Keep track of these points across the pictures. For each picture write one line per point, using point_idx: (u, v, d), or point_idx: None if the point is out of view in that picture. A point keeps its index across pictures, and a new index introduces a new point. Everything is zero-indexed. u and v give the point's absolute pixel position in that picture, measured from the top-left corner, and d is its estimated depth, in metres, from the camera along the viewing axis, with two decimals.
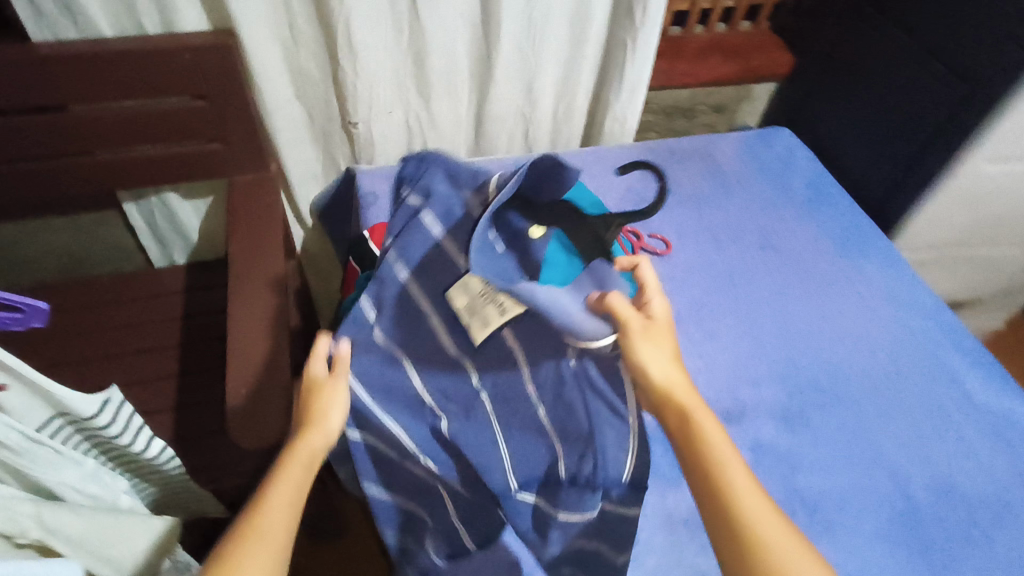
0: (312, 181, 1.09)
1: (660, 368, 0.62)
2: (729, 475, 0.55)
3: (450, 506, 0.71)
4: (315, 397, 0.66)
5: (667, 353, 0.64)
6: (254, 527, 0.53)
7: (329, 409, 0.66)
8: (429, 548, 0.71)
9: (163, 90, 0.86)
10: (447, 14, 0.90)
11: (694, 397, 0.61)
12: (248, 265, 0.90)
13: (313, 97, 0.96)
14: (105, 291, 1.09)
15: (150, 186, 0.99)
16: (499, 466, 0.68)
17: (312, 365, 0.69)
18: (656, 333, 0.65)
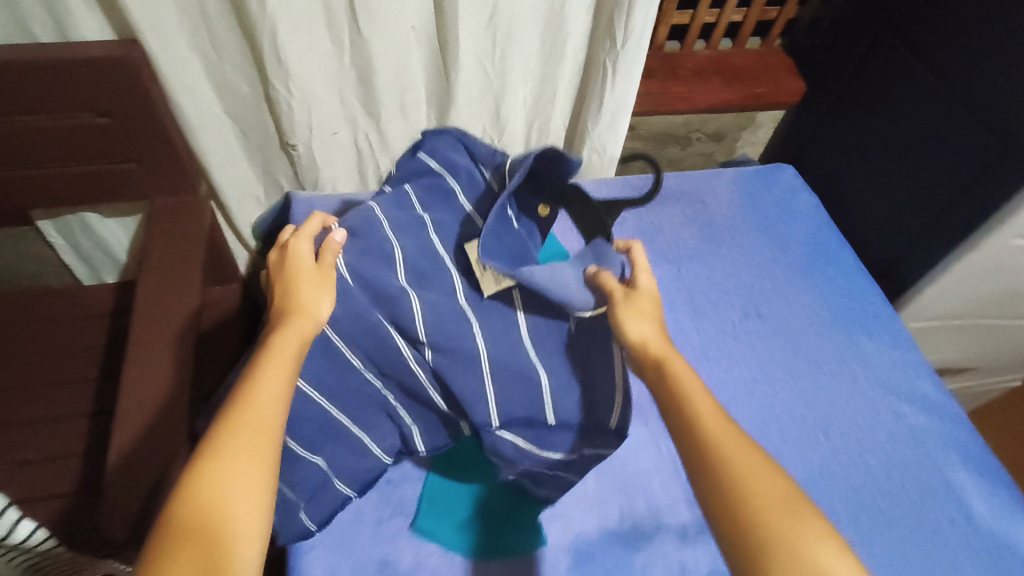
0: (252, 202, 0.97)
1: (638, 327, 0.63)
2: (696, 404, 0.55)
3: (407, 411, 0.68)
4: (299, 279, 0.63)
5: (649, 313, 0.64)
6: (243, 415, 0.51)
7: (315, 291, 0.62)
8: (378, 451, 0.66)
9: (61, 105, 0.74)
10: (395, 26, 0.77)
11: (667, 344, 0.62)
12: (157, 313, 0.81)
13: (245, 115, 0.84)
14: (20, 314, 0.98)
15: (61, 207, 0.88)
16: (481, 399, 0.64)
17: (297, 249, 0.64)
18: (641, 298, 0.66)
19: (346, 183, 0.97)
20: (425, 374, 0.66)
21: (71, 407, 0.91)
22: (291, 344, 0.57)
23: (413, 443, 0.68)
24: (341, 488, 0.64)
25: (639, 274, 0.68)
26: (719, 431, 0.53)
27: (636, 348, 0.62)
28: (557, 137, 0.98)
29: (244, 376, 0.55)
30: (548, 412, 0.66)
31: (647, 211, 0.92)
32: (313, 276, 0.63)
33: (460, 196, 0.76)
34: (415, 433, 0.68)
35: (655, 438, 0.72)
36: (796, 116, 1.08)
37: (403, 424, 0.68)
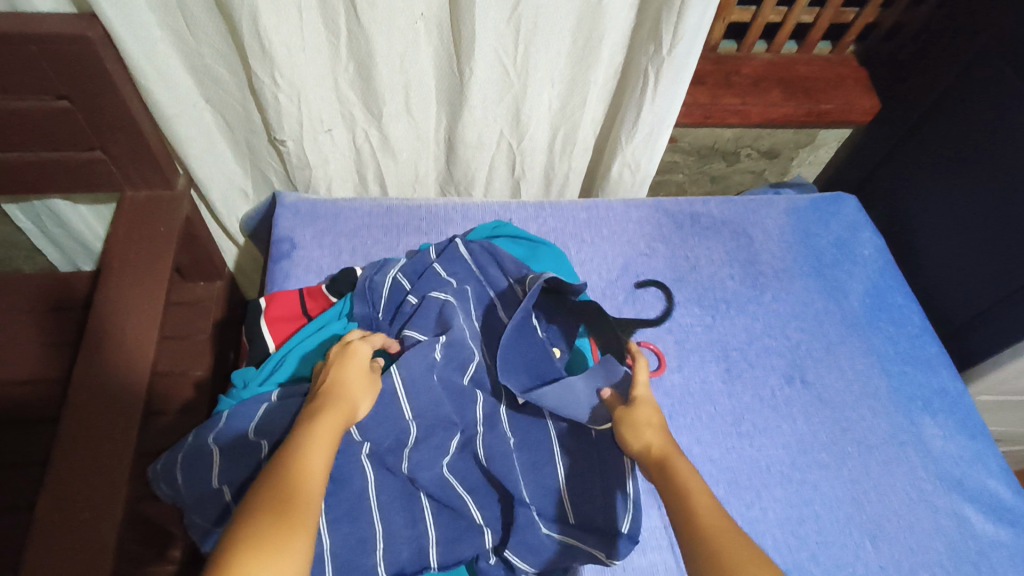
0: (239, 197, 0.87)
1: (631, 435, 0.52)
2: (688, 483, 0.46)
3: (427, 509, 0.53)
4: (352, 370, 0.52)
5: (650, 421, 0.53)
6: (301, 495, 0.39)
7: (361, 387, 0.51)
8: (381, 554, 0.50)
9: (13, 87, 0.65)
10: (396, 10, 0.66)
11: (670, 437, 0.52)
12: (118, 319, 0.73)
13: (228, 103, 0.75)
14: None
15: (25, 194, 0.79)
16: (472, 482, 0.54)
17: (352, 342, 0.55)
18: (639, 408, 0.54)
19: (343, 184, 0.86)
20: (454, 447, 0.55)
21: (23, 412, 0.79)
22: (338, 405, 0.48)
23: (425, 553, 0.51)
24: None
25: (638, 383, 0.57)
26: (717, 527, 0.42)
27: (638, 453, 0.51)
28: (585, 146, 0.86)
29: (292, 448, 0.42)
30: (568, 508, 0.54)
31: (681, 241, 0.80)
32: (363, 372, 0.52)
33: (478, 273, 0.65)
34: (432, 539, 0.52)
35: (668, 528, 0.59)
36: (863, 139, 0.94)
37: (416, 524, 0.52)
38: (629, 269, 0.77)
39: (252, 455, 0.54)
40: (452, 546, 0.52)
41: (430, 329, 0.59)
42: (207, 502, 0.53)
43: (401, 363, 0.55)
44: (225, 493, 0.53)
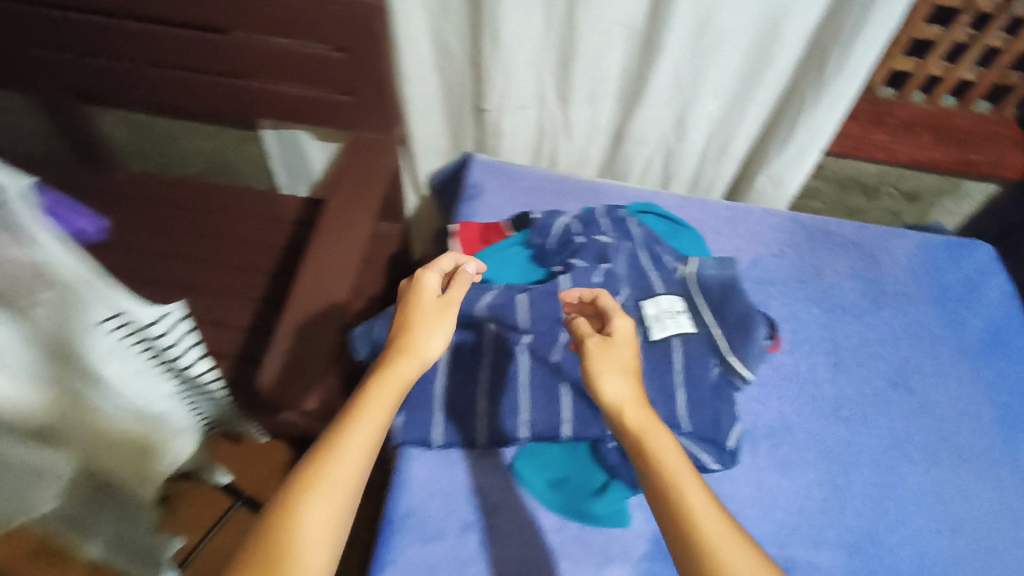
0: (435, 152, 1.07)
1: (613, 383, 0.53)
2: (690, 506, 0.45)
3: (566, 396, 0.66)
4: (420, 316, 0.58)
5: (627, 365, 0.55)
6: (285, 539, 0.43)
7: (429, 334, 0.57)
8: (522, 417, 0.66)
9: (308, 35, 0.87)
10: (605, 14, 0.80)
11: (640, 390, 0.53)
12: (337, 220, 0.91)
13: (453, 74, 0.94)
14: (219, 196, 1.13)
15: (285, 121, 1.03)
16: None
17: (425, 278, 0.62)
18: (614, 349, 0.56)
19: (522, 155, 1.03)
20: None
21: (245, 290, 1.01)
22: (375, 408, 0.51)
23: (557, 428, 0.65)
24: (478, 430, 0.66)
25: (616, 319, 0.58)
26: (711, 529, 0.45)
27: (608, 404, 0.52)
28: (734, 157, 0.97)
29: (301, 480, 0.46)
30: (685, 421, 0.65)
31: (812, 250, 0.88)
32: (435, 316, 0.59)
33: (639, 234, 0.78)
34: (565, 418, 0.65)
35: (760, 472, 0.67)
36: (1010, 197, 0.98)
37: (555, 406, 0.66)
38: (759, 260, 0.86)
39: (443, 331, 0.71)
40: (581, 427, 0.65)
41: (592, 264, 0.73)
42: None
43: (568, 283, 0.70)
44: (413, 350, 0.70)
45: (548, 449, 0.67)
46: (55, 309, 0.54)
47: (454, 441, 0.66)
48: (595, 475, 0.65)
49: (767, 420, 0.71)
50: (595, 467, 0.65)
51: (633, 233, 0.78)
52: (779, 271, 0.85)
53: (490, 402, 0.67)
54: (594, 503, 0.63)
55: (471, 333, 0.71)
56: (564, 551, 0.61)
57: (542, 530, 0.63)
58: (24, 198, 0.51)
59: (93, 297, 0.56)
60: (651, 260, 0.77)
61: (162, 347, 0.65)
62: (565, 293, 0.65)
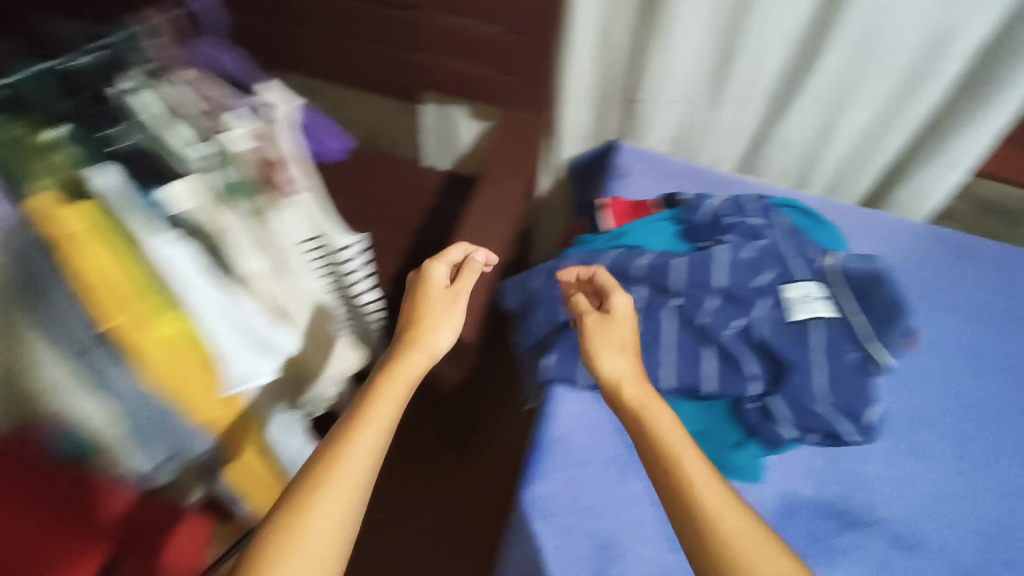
0: (577, 139, 1.14)
1: (611, 359, 0.63)
2: (686, 466, 0.52)
3: (712, 356, 0.72)
4: (430, 311, 0.68)
5: (624, 343, 0.65)
6: (298, 525, 0.48)
7: (437, 327, 0.67)
8: (667, 370, 0.72)
9: (490, 20, 0.95)
10: (776, 18, 0.85)
11: (637, 367, 0.63)
12: (493, 188, 0.99)
13: (612, 66, 1.00)
14: (372, 163, 1.24)
15: (445, 96, 1.12)
16: (749, 355, 0.71)
17: (433, 270, 0.72)
18: (612, 325, 0.67)
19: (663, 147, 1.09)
20: (739, 330, 0.73)
21: (394, 246, 1.11)
22: (376, 413, 0.57)
23: (700, 383, 0.71)
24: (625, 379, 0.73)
25: (614, 295, 0.69)
26: (708, 486, 0.51)
27: (608, 375, 0.62)
28: (876, 168, 0.99)
29: (308, 476, 0.51)
30: (827, 397, 0.68)
31: (952, 261, 0.89)
32: (442, 312, 0.69)
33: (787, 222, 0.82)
34: (710, 376, 0.71)
35: (892, 456, 0.71)
36: None
37: (701, 364, 0.71)
38: (897, 264, 0.88)
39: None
40: (725, 385, 0.70)
41: (744, 242, 0.77)
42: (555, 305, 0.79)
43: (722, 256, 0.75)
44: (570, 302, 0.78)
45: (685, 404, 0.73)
46: (287, 219, 0.69)
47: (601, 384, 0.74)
48: (729, 433, 0.70)
49: (900, 411, 0.74)
50: (733, 424, 0.71)
51: (783, 220, 0.82)
52: (918, 277, 0.87)
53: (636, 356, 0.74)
54: (730, 456, 0.68)
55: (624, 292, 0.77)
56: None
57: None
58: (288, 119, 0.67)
59: (308, 215, 0.71)
60: (797, 245, 0.80)
61: (343, 274, 0.77)
62: (562, 275, 0.76)
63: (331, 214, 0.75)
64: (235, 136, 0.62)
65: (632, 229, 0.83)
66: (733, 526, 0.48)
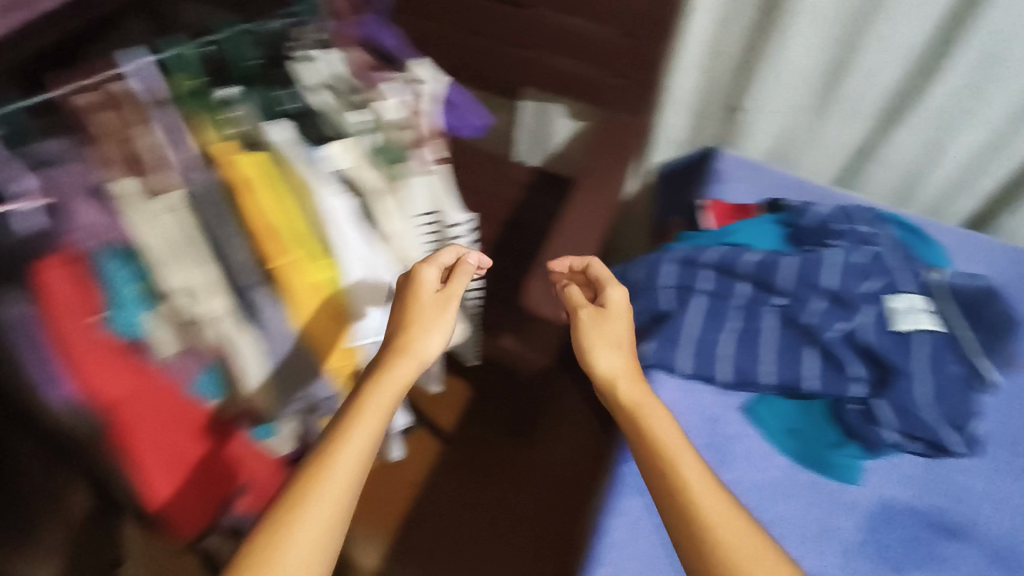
0: (672, 145, 1.16)
1: (609, 359, 0.66)
2: (687, 483, 0.55)
3: (814, 355, 0.74)
4: (420, 316, 0.63)
5: (619, 338, 0.68)
6: (274, 553, 0.47)
7: (426, 331, 0.62)
8: (767, 365, 0.75)
9: (606, 22, 1.00)
10: (893, 37, 0.87)
11: (633, 371, 0.66)
12: (594, 183, 1.01)
13: (719, 75, 1.03)
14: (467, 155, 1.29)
15: (548, 93, 1.16)
16: (851, 359, 0.73)
17: (423, 272, 0.64)
18: (609, 320, 0.69)
19: (760, 157, 1.11)
20: (841, 335, 0.74)
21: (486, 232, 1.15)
22: (356, 430, 0.54)
23: (800, 381, 0.73)
24: (724, 371, 0.76)
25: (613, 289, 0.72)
26: (706, 491, 0.55)
27: (604, 370, 0.66)
28: (982, 191, 0.99)
29: (286, 498, 0.50)
30: (929, 408, 0.69)
31: None
32: (433, 316, 0.63)
33: (896, 234, 0.84)
34: (811, 376, 0.73)
35: (995, 476, 0.70)
36: None
37: (802, 366, 0.74)
38: (1007, 288, 0.86)
39: (701, 280, 0.81)
40: (827, 383, 0.72)
41: (851, 248, 0.79)
42: (656, 297, 0.82)
43: (829, 261, 0.77)
44: (675, 294, 0.82)
45: (782, 402, 0.75)
46: (414, 188, 0.70)
47: (700, 373, 0.77)
48: (828, 432, 0.72)
49: (1003, 432, 0.73)
50: (830, 423, 0.73)
51: (892, 231, 0.83)
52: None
53: (736, 352, 0.77)
54: (829, 455, 0.71)
55: (727, 287, 0.81)
56: (797, 491, 0.69)
57: (774, 466, 0.71)
58: (432, 92, 0.71)
59: (432, 189, 0.71)
60: (904, 259, 0.80)
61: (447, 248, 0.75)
62: (554, 265, 0.77)
63: (450, 195, 0.73)
64: (388, 104, 0.66)
65: (738, 228, 0.86)
66: (733, 543, 0.51)
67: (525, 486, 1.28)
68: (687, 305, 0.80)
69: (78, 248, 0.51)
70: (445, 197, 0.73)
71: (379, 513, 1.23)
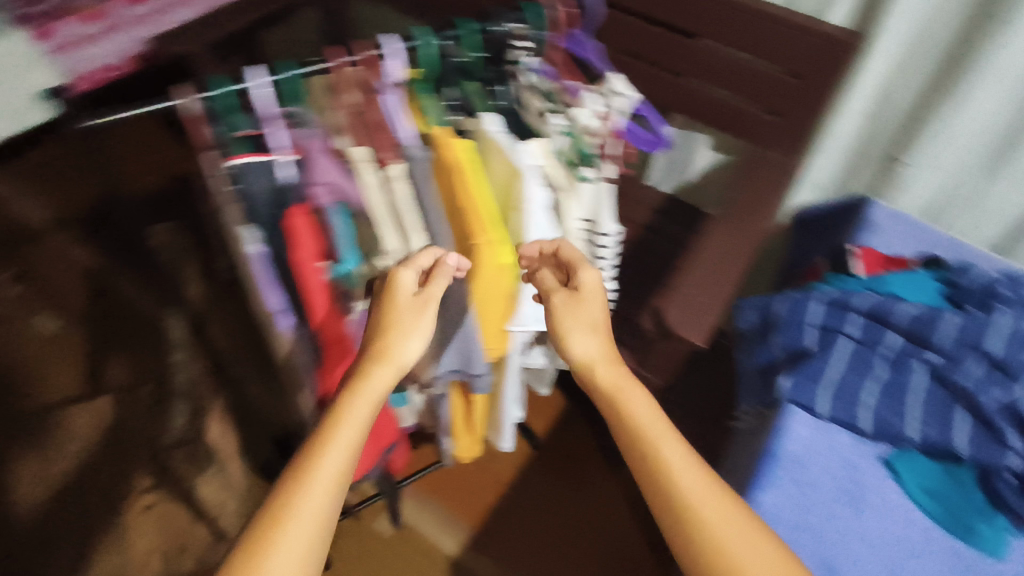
0: (817, 190, 1.18)
1: (584, 344, 0.62)
2: (675, 478, 0.52)
3: (968, 421, 0.72)
4: (396, 319, 0.60)
5: (594, 322, 0.64)
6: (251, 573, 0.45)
7: (406, 335, 0.60)
8: (913, 420, 0.74)
9: (774, 60, 1.02)
10: None
11: (612, 362, 0.61)
12: (745, 213, 1.03)
13: (883, 124, 1.05)
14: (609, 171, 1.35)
15: (697, 122, 1.18)
16: (1011, 430, 0.69)
17: (400, 275, 0.60)
18: (583, 302, 0.64)
19: (915, 211, 1.11)
20: (1002, 405, 0.71)
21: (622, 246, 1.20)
22: (324, 440, 0.52)
23: (953, 444, 0.71)
24: (866, 420, 0.76)
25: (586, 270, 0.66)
26: (695, 488, 0.52)
27: (582, 359, 0.62)
28: None
29: (260, 518, 0.48)
30: None
31: None
32: (411, 318, 0.60)
33: None
34: (964, 441, 0.70)
35: None
36: None
37: (955, 429, 0.71)
38: None
39: (850, 325, 0.80)
40: (980, 450, 0.70)
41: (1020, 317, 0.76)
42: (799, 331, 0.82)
43: (998, 328, 0.75)
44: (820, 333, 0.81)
45: (921, 461, 0.74)
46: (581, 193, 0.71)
47: (839, 416, 0.77)
48: (973, 495, 0.70)
49: None
50: (976, 491, 0.70)
51: None
52: None
53: (877, 405, 0.76)
54: (975, 521, 0.69)
55: (877, 334, 0.79)
56: (931, 550, 0.70)
57: (911, 524, 0.72)
58: (621, 106, 0.71)
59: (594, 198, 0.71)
60: None
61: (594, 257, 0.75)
62: (524, 252, 0.66)
63: (610, 209, 0.72)
64: (580, 113, 0.69)
65: (892, 277, 0.86)
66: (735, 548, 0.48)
67: (608, 502, 1.29)
68: (831, 348, 0.79)
69: (322, 200, 0.59)
70: (601, 208, 0.72)
71: (466, 500, 1.27)
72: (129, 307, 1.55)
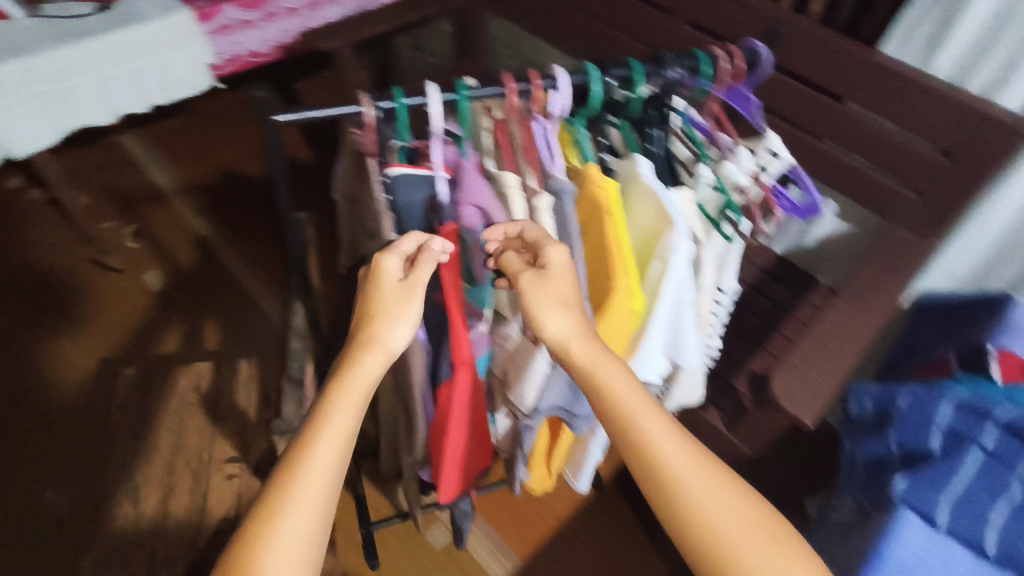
0: (947, 276, 1.12)
1: (553, 322, 0.56)
2: (655, 450, 0.51)
3: None
4: (381, 305, 0.56)
5: (567, 298, 0.57)
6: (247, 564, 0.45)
7: (395, 321, 0.56)
8: None
9: (925, 136, 0.99)
10: None
11: (584, 341, 0.55)
12: (870, 289, 0.99)
13: None
14: None
15: (827, 187, 1.15)
16: None
17: (384, 264, 0.56)
18: (548, 280, 0.57)
19: None
20: None
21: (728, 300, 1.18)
22: (316, 426, 0.51)
23: None
24: (989, 542, 0.69)
25: (549, 243, 0.57)
26: (672, 454, 0.51)
27: (552, 340, 0.56)
28: None
29: (255, 506, 0.48)
30: None
31: None
32: (399, 304, 0.56)
33: None
34: None
35: None
36: None
37: None
38: None
39: (987, 436, 0.74)
40: None
41: None
42: (923, 429, 0.77)
43: None
44: (947, 435, 0.76)
45: None
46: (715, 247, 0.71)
47: (959, 531, 0.71)
48: None
49: None
50: None
51: None
52: None
53: (1004, 529, 0.69)
54: None
55: (1015, 451, 0.72)
56: None
57: None
58: (771, 168, 0.69)
59: (726, 254, 0.72)
60: None
61: (716, 312, 0.76)
62: (489, 236, 0.58)
63: (733, 268, 0.74)
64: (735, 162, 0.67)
65: None
66: (712, 509, 0.49)
67: (663, 565, 1.24)
68: (960, 459, 0.73)
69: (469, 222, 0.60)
70: (724, 267, 0.74)
71: (520, 529, 1.26)
72: (235, 279, 1.64)
